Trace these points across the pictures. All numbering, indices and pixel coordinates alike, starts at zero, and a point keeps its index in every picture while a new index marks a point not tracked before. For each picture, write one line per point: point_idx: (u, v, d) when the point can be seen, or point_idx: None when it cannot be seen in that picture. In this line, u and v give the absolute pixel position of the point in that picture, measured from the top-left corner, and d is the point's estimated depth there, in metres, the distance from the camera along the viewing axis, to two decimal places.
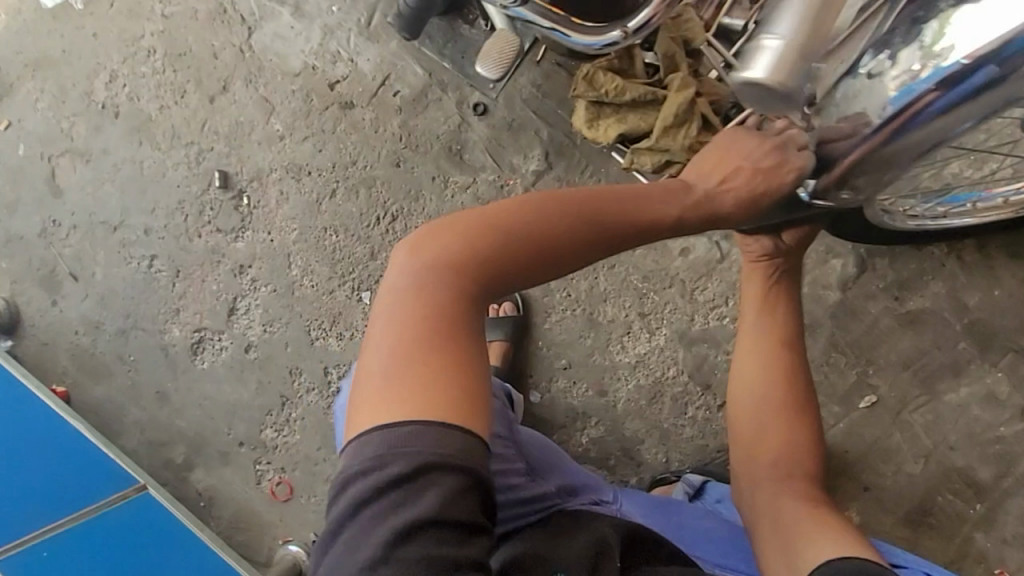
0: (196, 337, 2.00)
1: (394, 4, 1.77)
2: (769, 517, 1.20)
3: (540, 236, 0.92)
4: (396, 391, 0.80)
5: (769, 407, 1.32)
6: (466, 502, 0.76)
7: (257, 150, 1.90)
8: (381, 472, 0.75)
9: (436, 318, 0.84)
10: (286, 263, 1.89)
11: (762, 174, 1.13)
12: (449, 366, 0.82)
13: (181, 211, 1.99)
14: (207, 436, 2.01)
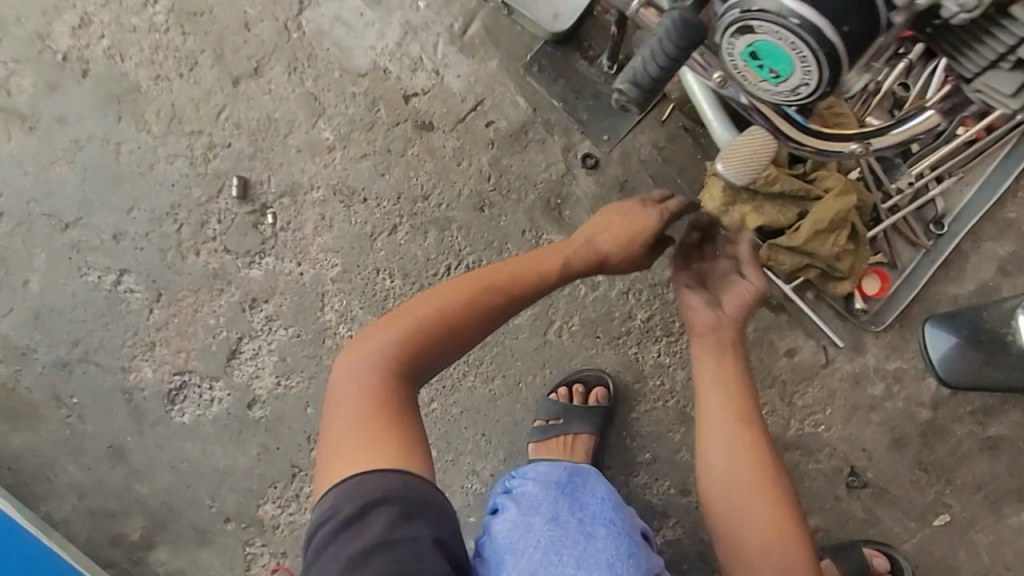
0: (175, 383, 1.58)
1: (499, 16, 1.47)
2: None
3: (456, 315, 1.12)
4: (346, 454, 1.01)
5: (756, 522, 1.12)
6: (406, 528, 0.92)
7: (294, 159, 1.51)
8: (341, 518, 0.93)
9: (373, 396, 1.06)
10: (317, 305, 1.53)
11: (628, 225, 1.20)
12: (385, 423, 1.04)
13: (172, 217, 1.53)
14: (179, 507, 1.61)
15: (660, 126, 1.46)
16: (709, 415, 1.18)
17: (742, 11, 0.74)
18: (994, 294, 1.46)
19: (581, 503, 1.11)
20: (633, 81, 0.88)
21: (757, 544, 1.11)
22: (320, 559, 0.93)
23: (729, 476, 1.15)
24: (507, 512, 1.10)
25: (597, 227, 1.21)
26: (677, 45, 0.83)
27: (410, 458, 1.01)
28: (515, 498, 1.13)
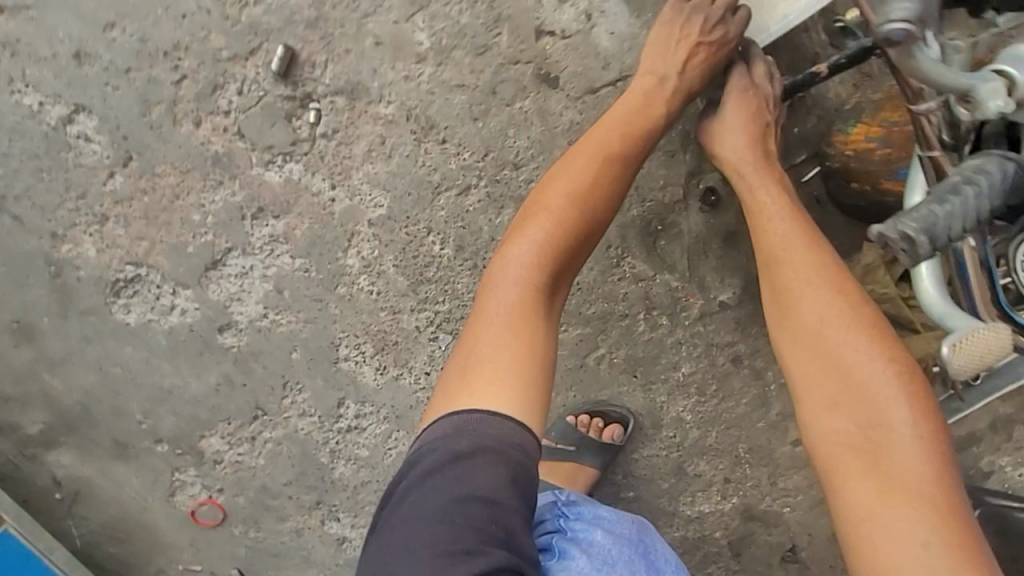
0: (127, 273, 1.23)
1: None
2: (844, 350, 0.87)
3: (586, 206, 0.95)
4: (464, 377, 0.85)
5: (867, 418, 0.84)
6: (488, 475, 0.76)
7: (367, 51, 1.14)
8: (446, 451, 0.78)
9: (511, 313, 0.89)
10: (341, 242, 1.23)
11: (715, 52, 1.03)
12: (514, 338, 0.87)
13: (172, 59, 1.12)
14: (99, 413, 1.33)
15: (794, 188, 1.28)
16: (812, 305, 0.90)
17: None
18: (978, 443, 1.57)
19: (656, 569, 0.98)
20: (931, 232, 0.66)
21: (890, 468, 0.81)
22: (402, 503, 0.79)
23: (828, 384, 0.87)
24: (575, 559, 0.94)
25: (670, 55, 1.03)
26: (991, 212, 0.68)
27: (518, 389, 0.83)
28: (583, 545, 0.97)
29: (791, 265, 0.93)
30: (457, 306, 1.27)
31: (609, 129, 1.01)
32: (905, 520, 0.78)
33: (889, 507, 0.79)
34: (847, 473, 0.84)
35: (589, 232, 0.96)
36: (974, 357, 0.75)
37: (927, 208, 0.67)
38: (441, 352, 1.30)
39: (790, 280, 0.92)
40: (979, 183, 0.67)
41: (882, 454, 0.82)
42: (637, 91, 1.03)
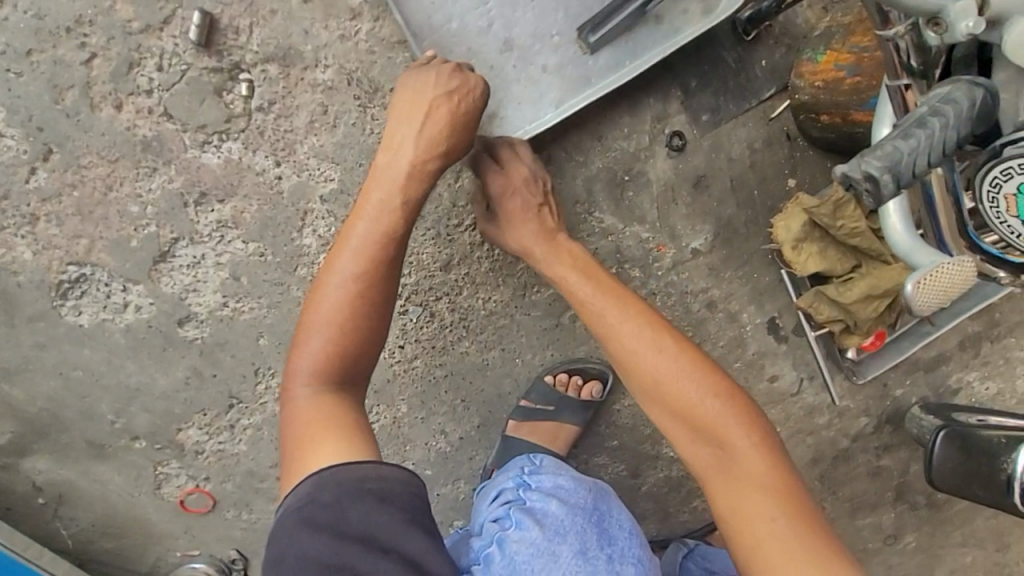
0: (70, 274, 1.16)
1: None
2: (677, 391, 0.97)
3: (372, 272, 0.91)
4: (290, 459, 0.86)
5: (711, 442, 0.96)
6: (363, 506, 0.79)
7: (295, 10, 1.04)
8: (304, 514, 0.78)
9: (318, 404, 0.89)
10: (293, 221, 1.17)
11: (456, 103, 0.97)
12: (329, 412, 0.88)
13: (77, 39, 1.01)
14: (69, 417, 1.30)
15: (761, 125, 1.26)
16: (645, 358, 0.99)
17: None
18: (944, 361, 1.63)
19: (609, 537, 1.00)
20: (894, 172, 0.63)
21: (742, 474, 0.94)
22: (292, 546, 0.77)
23: (677, 423, 0.97)
24: (527, 532, 0.97)
25: (410, 114, 0.96)
26: (959, 141, 0.65)
27: (348, 446, 0.84)
28: (537, 517, 0.99)
29: (622, 323, 1.01)
30: (424, 278, 1.30)
31: (371, 197, 0.94)
32: (761, 514, 0.91)
33: (746, 511, 0.92)
34: (714, 493, 0.95)
35: (377, 305, 0.92)
36: (937, 292, 0.75)
37: (892, 144, 0.63)
38: (412, 323, 1.33)
39: (625, 335, 1.00)
40: (947, 113, 0.63)
41: (732, 468, 0.95)
42: (394, 156, 0.96)
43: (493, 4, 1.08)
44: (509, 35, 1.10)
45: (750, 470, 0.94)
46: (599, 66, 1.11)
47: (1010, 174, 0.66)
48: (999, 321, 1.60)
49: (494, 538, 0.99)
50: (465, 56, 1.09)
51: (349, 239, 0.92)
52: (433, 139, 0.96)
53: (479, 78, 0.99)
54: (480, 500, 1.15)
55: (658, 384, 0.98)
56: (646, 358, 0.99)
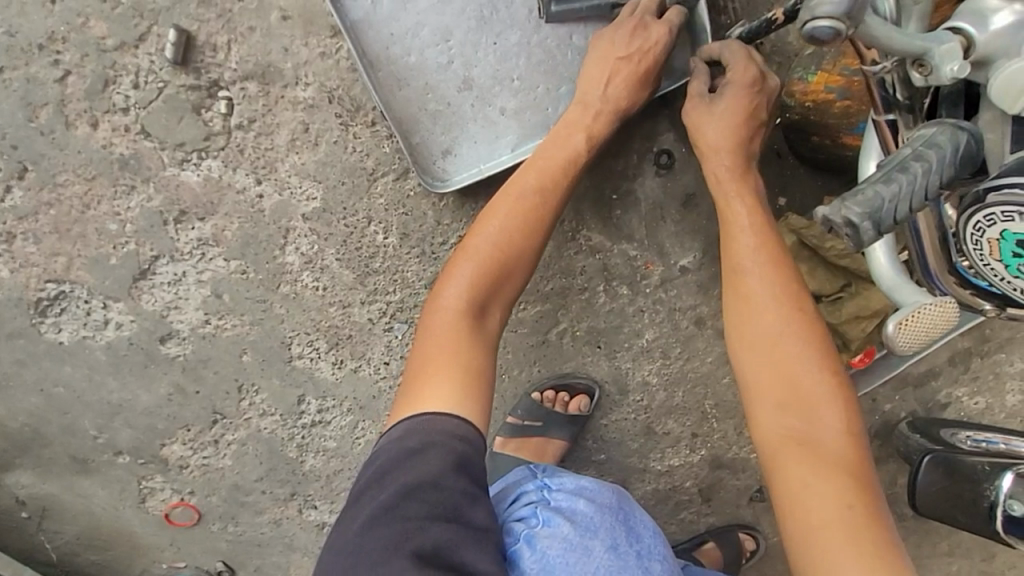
0: (49, 292, 1.15)
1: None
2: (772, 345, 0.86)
3: (517, 235, 0.95)
4: (409, 384, 0.89)
5: (806, 415, 0.82)
6: (436, 457, 0.80)
7: (274, 27, 1.01)
8: (401, 448, 0.82)
9: (452, 334, 0.90)
10: (275, 239, 1.15)
11: (638, 61, 0.98)
12: (464, 350, 0.90)
13: (53, 57, 0.99)
14: (52, 431, 1.29)
15: None
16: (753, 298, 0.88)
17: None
18: (933, 377, 1.63)
19: (636, 534, 0.88)
20: (875, 218, 0.63)
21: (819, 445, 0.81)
22: (364, 494, 0.81)
23: (774, 383, 0.84)
24: (557, 527, 0.84)
25: (598, 72, 1.00)
26: (942, 184, 0.65)
27: (472, 391, 0.87)
28: (565, 513, 0.86)
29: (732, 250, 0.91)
30: (410, 295, 1.23)
31: (542, 158, 0.99)
32: (836, 501, 0.77)
33: (822, 490, 0.78)
34: (783, 460, 0.82)
35: (528, 260, 0.97)
36: (919, 334, 0.76)
37: (874, 190, 0.63)
38: (397, 340, 1.27)
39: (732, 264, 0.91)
40: (928, 157, 0.63)
41: (819, 446, 0.81)
42: (584, 112, 1.00)
43: (456, 43, 1.04)
44: (469, 73, 1.05)
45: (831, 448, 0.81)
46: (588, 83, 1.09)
47: (993, 220, 0.65)
48: (989, 337, 1.60)
49: (518, 536, 0.85)
50: (423, 91, 1.05)
51: (510, 192, 0.97)
52: (619, 100, 0.99)
53: (663, 28, 0.98)
54: (496, 508, 0.99)
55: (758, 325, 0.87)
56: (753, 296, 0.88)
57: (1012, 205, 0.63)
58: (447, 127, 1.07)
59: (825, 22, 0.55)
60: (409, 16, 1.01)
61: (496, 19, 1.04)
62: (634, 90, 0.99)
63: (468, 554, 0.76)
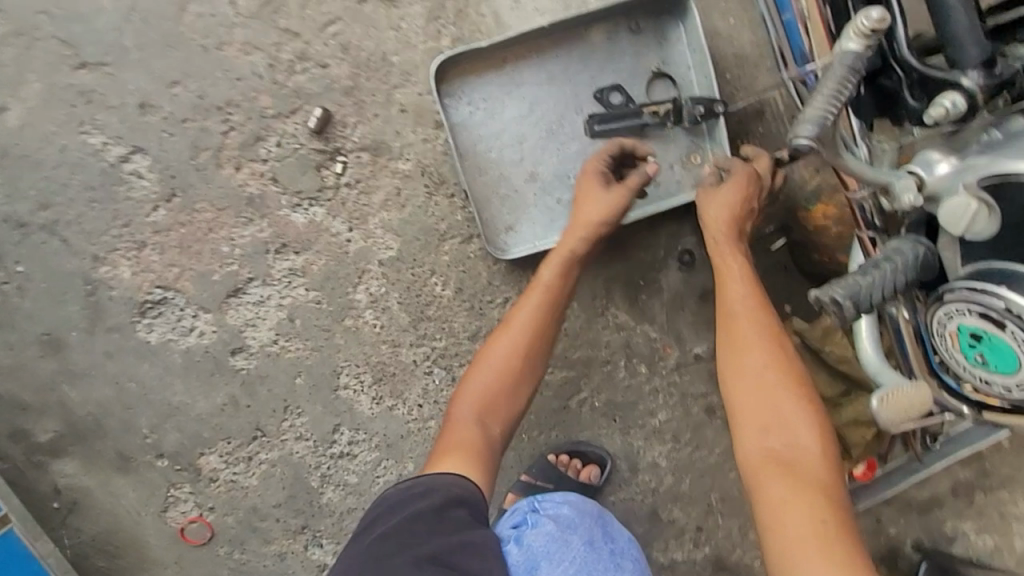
0: (154, 296, 1.34)
1: (623, 114, 1.31)
2: (762, 373, 1.01)
3: (533, 317, 1.15)
4: (436, 447, 1.07)
5: (783, 433, 0.97)
6: (433, 498, 0.96)
7: (392, 116, 1.30)
8: (408, 494, 0.97)
9: (470, 410, 1.09)
10: (352, 280, 1.36)
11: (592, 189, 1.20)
12: (479, 428, 1.08)
13: (223, 115, 1.27)
14: (110, 425, 1.39)
15: (764, 255, 1.45)
16: (748, 332, 1.05)
17: (1007, 306, 0.76)
18: (937, 505, 1.66)
19: (611, 537, 1.11)
20: (856, 300, 0.81)
21: (799, 468, 0.94)
22: (377, 518, 0.97)
23: (757, 404, 0.99)
24: (542, 525, 1.07)
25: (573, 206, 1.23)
26: (906, 283, 0.83)
27: (480, 461, 1.04)
28: (550, 515, 1.09)
29: (725, 297, 1.10)
30: (453, 344, 1.41)
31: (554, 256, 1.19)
32: (810, 515, 0.89)
33: (793, 505, 0.90)
34: (766, 480, 0.94)
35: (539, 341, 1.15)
36: (900, 411, 0.89)
37: (853, 278, 0.82)
38: (434, 385, 1.42)
39: (725, 303, 1.10)
40: (896, 261, 0.83)
41: (794, 466, 0.94)
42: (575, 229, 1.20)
43: (528, 145, 1.32)
44: (535, 169, 1.33)
45: (810, 470, 0.94)
46: None
47: (951, 314, 0.81)
48: (990, 471, 1.66)
49: (510, 539, 1.06)
50: (497, 178, 1.32)
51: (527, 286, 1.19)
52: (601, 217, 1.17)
53: (595, 161, 1.23)
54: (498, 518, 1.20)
55: (747, 354, 1.03)
56: (747, 330, 1.05)
57: (964, 302, 0.79)
58: (511, 209, 1.33)
59: (802, 140, 0.70)
60: (495, 122, 1.31)
61: (562, 132, 1.33)
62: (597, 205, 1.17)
63: (461, 560, 0.90)
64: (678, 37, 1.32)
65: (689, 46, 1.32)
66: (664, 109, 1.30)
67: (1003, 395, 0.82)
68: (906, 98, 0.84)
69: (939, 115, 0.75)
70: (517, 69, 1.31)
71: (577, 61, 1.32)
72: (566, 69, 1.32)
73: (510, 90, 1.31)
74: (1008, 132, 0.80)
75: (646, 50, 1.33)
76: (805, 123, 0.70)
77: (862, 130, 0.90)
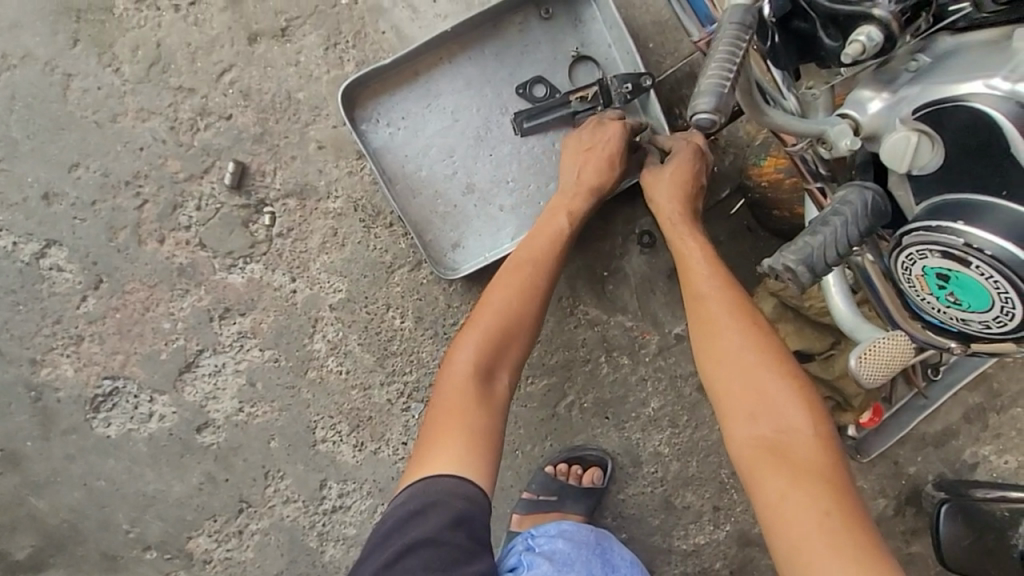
0: (104, 388, 1.27)
1: (548, 107, 1.24)
2: (740, 358, 0.97)
3: (520, 290, 1.08)
4: (428, 437, 0.99)
5: (772, 419, 0.93)
6: (428, 520, 0.92)
7: (311, 154, 1.24)
8: (404, 511, 0.94)
9: (466, 392, 1.00)
10: (306, 330, 1.30)
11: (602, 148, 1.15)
12: (477, 414, 0.99)
13: (133, 189, 1.21)
14: (86, 529, 1.32)
15: (725, 221, 1.40)
16: (720, 317, 1.00)
17: (967, 241, 0.69)
18: (952, 436, 1.62)
19: (612, 566, 1.10)
20: (809, 263, 0.75)
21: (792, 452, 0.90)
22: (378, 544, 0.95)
23: (742, 395, 0.95)
24: (538, 565, 1.05)
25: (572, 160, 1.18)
26: (861, 234, 0.77)
27: (482, 452, 0.97)
28: (545, 553, 1.08)
29: (689, 281, 1.05)
30: (425, 374, 1.34)
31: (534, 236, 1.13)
32: (810, 503, 0.86)
33: (794, 498, 0.87)
34: (762, 472, 0.90)
35: (530, 321, 1.08)
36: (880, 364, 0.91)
37: (803, 240, 0.76)
38: (414, 420, 1.36)
39: (692, 285, 1.05)
40: (845, 212, 0.77)
41: (789, 451, 0.90)
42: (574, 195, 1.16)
43: (458, 157, 1.26)
44: (471, 180, 1.27)
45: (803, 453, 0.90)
46: None
47: (914, 258, 0.74)
48: (999, 391, 1.61)
49: None
50: (432, 197, 1.26)
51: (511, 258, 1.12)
52: (591, 181, 1.15)
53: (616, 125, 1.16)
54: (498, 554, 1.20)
55: (723, 339, 0.99)
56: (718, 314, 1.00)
57: (925, 244, 0.72)
58: (454, 225, 1.27)
59: (703, 114, 0.65)
60: (419, 139, 1.25)
61: (490, 136, 1.26)
62: (602, 168, 1.14)
63: None
64: (592, 16, 1.26)
65: (605, 22, 1.25)
66: (592, 92, 1.24)
67: (984, 331, 0.75)
68: (822, 40, 0.76)
69: (856, 52, 0.70)
70: (430, 80, 1.24)
71: (492, 59, 1.25)
72: (482, 70, 1.25)
73: (427, 103, 1.24)
74: (936, 54, 0.74)
75: (562, 35, 1.26)
76: (702, 95, 0.64)
77: (787, 81, 0.87)
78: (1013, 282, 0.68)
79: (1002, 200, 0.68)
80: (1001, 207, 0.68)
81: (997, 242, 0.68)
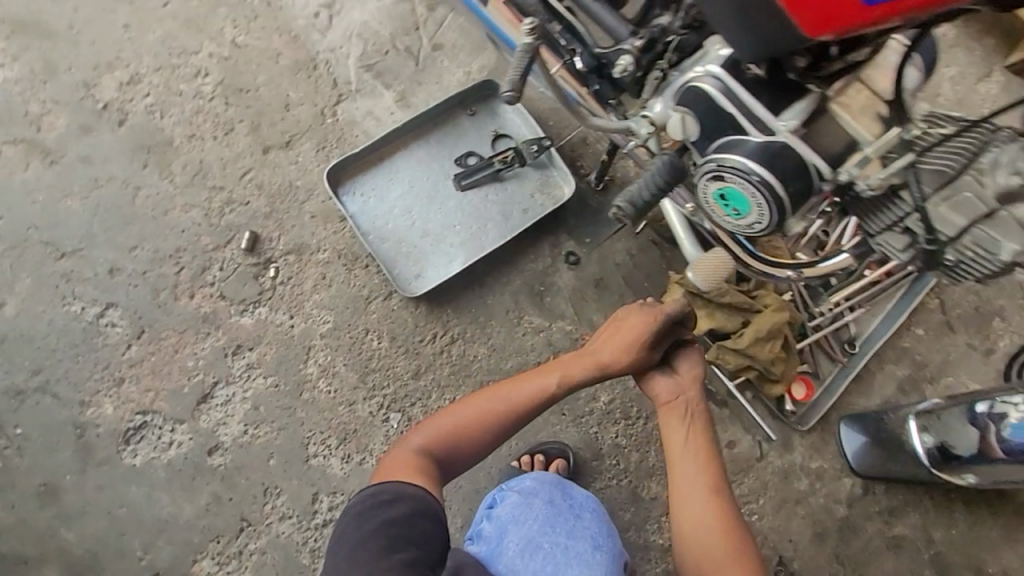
0: (135, 422, 1.54)
1: (477, 171, 1.69)
2: (703, 545, 1.14)
3: (546, 398, 1.23)
4: (410, 465, 1.12)
5: None
6: (416, 521, 1.05)
7: (306, 222, 1.67)
8: (377, 498, 1.05)
9: (454, 439, 1.18)
10: (302, 357, 1.60)
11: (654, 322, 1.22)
12: (450, 459, 1.18)
13: (175, 260, 1.62)
14: (105, 558, 1.47)
15: (634, 238, 1.73)
16: (694, 504, 1.16)
17: (718, 164, 1.04)
18: None
19: (571, 493, 1.19)
20: (632, 202, 1.12)
21: None
22: (355, 517, 1.04)
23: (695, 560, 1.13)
24: (508, 497, 1.18)
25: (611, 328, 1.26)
26: (666, 181, 1.11)
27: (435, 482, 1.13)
28: (515, 487, 1.20)
29: (684, 471, 1.19)
30: (400, 387, 1.60)
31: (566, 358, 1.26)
32: None
33: None
34: None
35: (536, 408, 1.23)
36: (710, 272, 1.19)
37: (628, 188, 1.13)
38: (393, 430, 1.57)
39: (683, 469, 1.20)
40: (651, 169, 1.12)
41: None
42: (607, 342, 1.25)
43: (415, 212, 1.68)
44: (426, 228, 1.67)
45: None
46: (515, 213, 1.70)
47: (705, 191, 1.10)
48: (924, 362, 1.78)
49: (484, 518, 1.18)
50: (397, 242, 1.65)
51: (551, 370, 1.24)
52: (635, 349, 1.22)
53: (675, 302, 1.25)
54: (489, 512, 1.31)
55: (694, 522, 1.15)
56: (695, 500, 1.16)
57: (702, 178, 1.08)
58: (416, 261, 1.65)
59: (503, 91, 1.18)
60: (385, 202, 1.68)
61: (439, 195, 1.70)
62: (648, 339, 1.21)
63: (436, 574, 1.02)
64: (505, 109, 1.77)
65: (514, 112, 1.76)
66: (509, 155, 1.69)
67: (769, 223, 1.06)
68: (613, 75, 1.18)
69: (620, 71, 1.13)
70: (391, 162, 1.71)
71: (435, 144, 1.74)
72: (429, 152, 1.73)
73: (390, 178, 1.70)
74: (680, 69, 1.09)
75: (484, 124, 1.76)
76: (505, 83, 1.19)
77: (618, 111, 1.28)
78: (752, 180, 1.01)
79: (733, 133, 1.03)
80: (733, 138, 1.03)
81: (733, 158, 1.02)
